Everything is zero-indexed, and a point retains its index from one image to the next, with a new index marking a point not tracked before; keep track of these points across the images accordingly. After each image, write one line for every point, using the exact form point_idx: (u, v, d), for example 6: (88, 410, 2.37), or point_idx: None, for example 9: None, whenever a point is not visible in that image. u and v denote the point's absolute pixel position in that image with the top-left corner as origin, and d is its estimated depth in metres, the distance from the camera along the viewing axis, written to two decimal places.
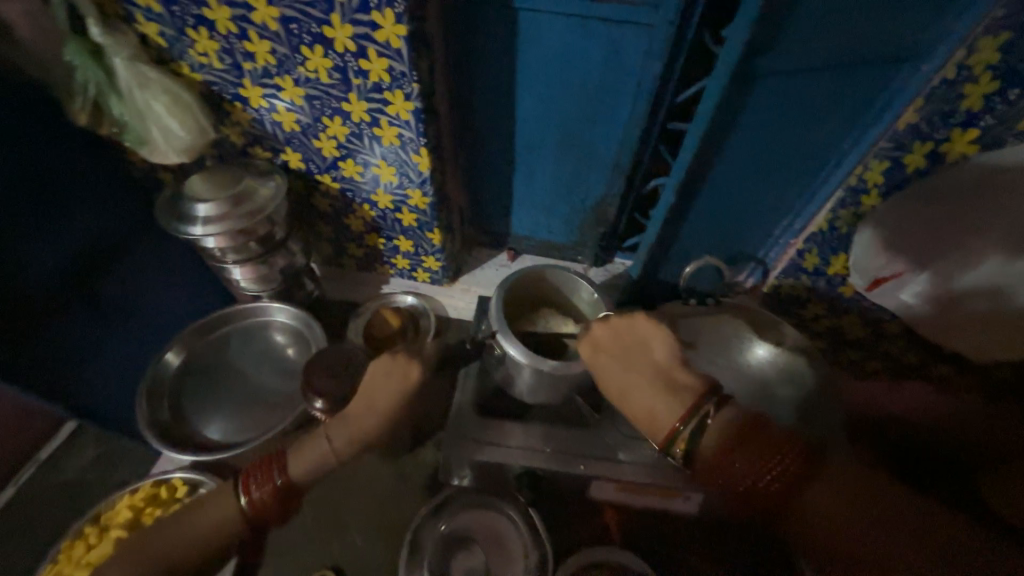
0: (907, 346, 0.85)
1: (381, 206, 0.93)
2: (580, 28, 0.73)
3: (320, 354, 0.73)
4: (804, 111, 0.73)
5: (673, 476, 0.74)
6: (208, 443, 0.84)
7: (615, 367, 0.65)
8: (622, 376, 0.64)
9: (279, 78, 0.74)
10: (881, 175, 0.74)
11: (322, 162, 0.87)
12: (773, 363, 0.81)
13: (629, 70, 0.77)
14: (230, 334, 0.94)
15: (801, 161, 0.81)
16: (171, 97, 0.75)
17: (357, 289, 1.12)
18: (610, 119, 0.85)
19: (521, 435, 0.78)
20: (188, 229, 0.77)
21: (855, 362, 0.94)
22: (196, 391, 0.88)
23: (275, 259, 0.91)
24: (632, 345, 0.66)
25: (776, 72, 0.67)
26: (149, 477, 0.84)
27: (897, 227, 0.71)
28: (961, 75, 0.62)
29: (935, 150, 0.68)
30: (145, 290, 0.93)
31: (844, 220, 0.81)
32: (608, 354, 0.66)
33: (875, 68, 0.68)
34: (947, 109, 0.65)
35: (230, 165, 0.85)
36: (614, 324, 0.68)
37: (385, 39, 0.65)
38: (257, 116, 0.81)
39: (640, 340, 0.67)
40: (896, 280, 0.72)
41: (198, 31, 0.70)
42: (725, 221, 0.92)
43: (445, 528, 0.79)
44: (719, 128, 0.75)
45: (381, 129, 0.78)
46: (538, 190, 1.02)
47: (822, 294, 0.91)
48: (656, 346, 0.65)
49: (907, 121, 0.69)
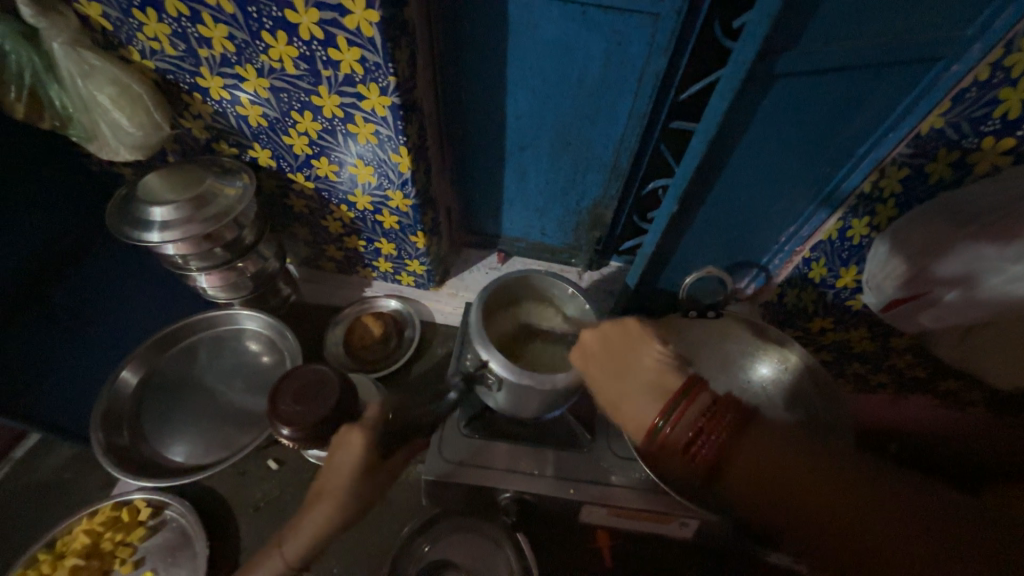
0: (914, 361, 0.76)
1: (360, 207, 0.86)
2: (576, 16, 0.65)
3: (289, 374, 0.67)
4: (822, 115, 0.68)
5: (669, 502, 0.68)
6: (173, 465, 0.79)
7: (603, 376, 0.60)
8: (612, 387, 0.58)
9: (240, 68, 0.67)
10: (899, 183, 0.70)
11: (294, 160, 0.80)
12: (777, 384, 0.75)
13: (630, 64, 0.70)
14: (198, 343, 0.89)
15: (813, 167, 0.75)
16: (119, 88, 0.68)
17: (337, 292, 1.06)
18: (607, 117, 0.78)
19: (509, 457, 0.72)
20: (143, 236, 0.70)
21: (862, 375, 0.86)
22: (159, 407, 0.83)
23: (245, 264, 0.84)
24: (620, 351, 0.60)
25: (794, 72, 0.61)
26: (109, 498, 0.79)
27: (911, 240, 0.66)
28: (996, 78, 0.58)
29: (963, 159, 0.63)
30: (104, 294, 0.86)
31: (857, 230, 0.77)
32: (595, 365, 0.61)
33: (901, 68, 0.62)
34: (978, 115, 0.60)
35: (192, 162, 0.78)
36: (602, 331, 0.62)
37: (355, 25, 0.58)
38: (219, 109, 0.74)
39: (628, 345, 0.60)
40: (915, 301, 0.66)
41: (145, 13, 0.62)
42: (729, 227, 0.86)
43: (428, 550, 0.75)
44: (728, 130, 0.69)
45: (356, 126, 0.71)
46: (531, 191, 0.95)
47: (828, 307, 0.85)
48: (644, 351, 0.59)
49: (932, 126, 0.65)
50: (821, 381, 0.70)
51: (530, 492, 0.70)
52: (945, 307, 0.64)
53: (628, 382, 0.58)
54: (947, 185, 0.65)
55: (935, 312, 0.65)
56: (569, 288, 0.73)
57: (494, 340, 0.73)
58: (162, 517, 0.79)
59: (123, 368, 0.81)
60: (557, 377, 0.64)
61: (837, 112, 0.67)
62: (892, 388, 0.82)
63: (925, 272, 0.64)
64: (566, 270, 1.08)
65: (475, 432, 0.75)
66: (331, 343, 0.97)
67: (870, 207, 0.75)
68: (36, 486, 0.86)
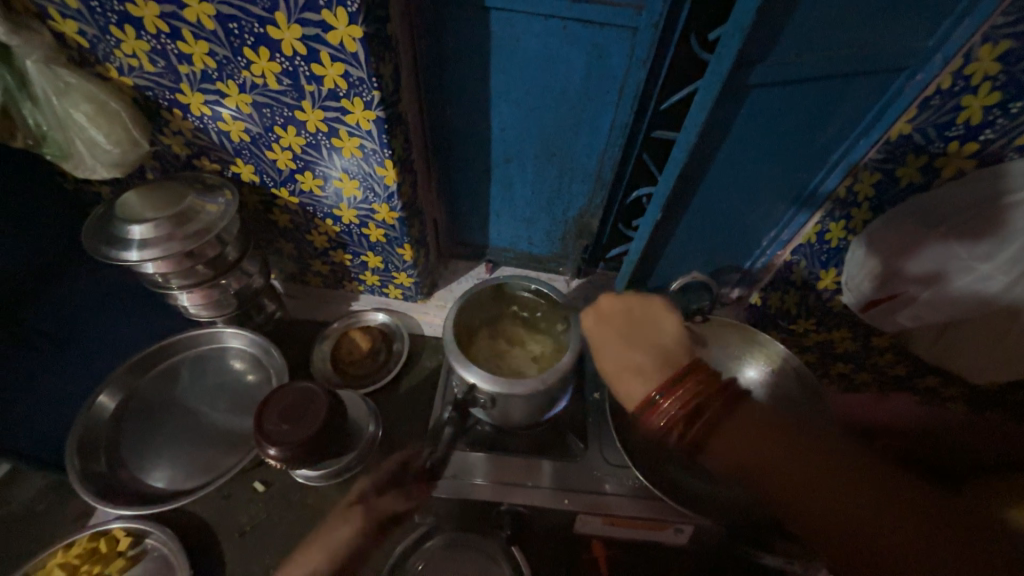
0: (895, 359, 0.77)
1: (345, 220, 0.85)
2: (557, 30, 0.67)
3: (276, 393, 0.66)
4: (795, 126, 0.70)
5: (662, 509, 0.68)
6: (153, 492, 0.76)
7: (614, 341, 0.59)
8: (621, 355, 0.57)
9: (221, 84, 0.66)
10: (871, 187, 0.73)
11: (277, 175, 0.79)
12: (763, 386, 0.76)
13: (610, 77, 0.71)
14: (180, 364, 0.87)
15: (790, 174, 0.78)
16: (95, 106, 0.67)
17: (324, 307, 1.04)
18: (591, 129, 0.80)
19: (500, 468, 0.72)
20: (122, 255, 0.69)
21: (846, 374, 0.86)
22: (138, 433, 0.80)
23: (228, 280, 0.82)
24: (638, 322, 0.60)
25: (770, 83, 0.63)
26: (85, 529, 0.76)
27: (892, 241, 0.67)
28: (958, 85, 0.61)
29: (930, 163, 0.65)
30: (80, 315, 0.83)
31: (834, 233, 0.80)
32: (610, 328, 0.60)
33: (867, 79, 0.65)
34: (942, 121, 0.63)
35: (173, 179, 0.77)
36: (625, 305, 0.61)
37: (339, 41, 0.58)
38: (200, 125, 0.73)
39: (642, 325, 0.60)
40: (893, 301, 0.69)
41: (123, 30, 0.62)
42: (711, 234, 0.88)
43: (422, 567, 0.74)
44: (707, 139, 0.70)
45: (340, 140, 0.71)
46: (517, 202, 0.96)
47: (810, 308, 0.87)
48: (664, 328, 0.59)
49: (900, 132, 0.68)
50: (807, 383, 0.72)
51: (524, 503, 0.69)
52: (922, 305, 0.66)
53: (638, 352, 0.56)
54: (917, 188, 0.67)
55: (914, 310, 0.67)
56: (534, 284, 0.75)
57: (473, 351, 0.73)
58: (143, 546, 0.76)
59: (100, 393, 0.79)
60: (543, 377, 0.64)
61: (810, 121, 0.70)
62: (874, 387, 0.83)
63: (895, 271, 0.67)
64: (553, 279, 1.09)
65: (469, 445, 0.74)
66: (318, 358, 0.95)
67: (846, 210, 0.77)
68: (8, 519, 0.82)
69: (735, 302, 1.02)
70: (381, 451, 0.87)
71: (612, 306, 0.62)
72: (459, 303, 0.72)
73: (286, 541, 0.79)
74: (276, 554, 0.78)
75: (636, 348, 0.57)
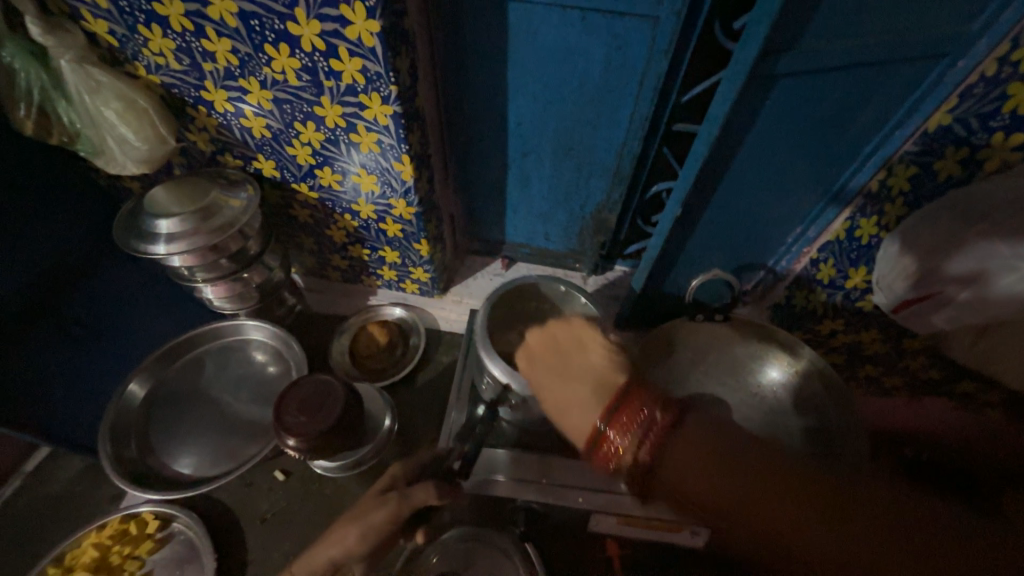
0: (929, 363, 0.73)
1: (363, 215, 0.86)
2: (577, 21, 0.65)
3: (292, 387, 0.67)
4: (826, 118, 0.68)
5: (679, 512, 0.66)
6: (178, 478, 0.78)
7: (548, 380, 0.57)
8: (556, 392, 0.54)
9: (244, 81, 0.67)
10: (907, 181, 0.69)
11: (297, 170, 0.80)
12: (786, 387, 0.74)
13: (632, 70, 0.70)
14: (205, 355, 0.90)
15: (819, 168, 0.75)
16: (124, 103, 0.69)
17: (343, 301, 1.06)
18: (610, 122, 0.78)
19: (514, 464, 0.70)
20: (150, 248, 0.71)
21: (874, 377, 0.83)
22: (165, 421, 0.83)
23: (250, 274, 0.84)
24: (567, 351, 0.58)
25: (799, 73, 0.61)
26: (116, 511, 0.79)
27: (922, 237, 0.65)
28: (1004, 73, 0.57)
29: (972, 155, 0.62)
30: (112, 305, 0.87)
31: (865, 229, 0.76)
32: (539, 366, 0.58)
33: (905, 66, 0.62)
34: (986, 110, 0.60)
35: (198, 174, 0.79)
36: (547, 331, 0.60)
37: (357, 36, 0.58)
38: (223, 121, 0.74)
39: (570, 347, 0.58)
40: (927, 302, 0.65)
41: (151, 29, 0.63)
42: (734, 231, 0.86)
43: (436, 560, 0.75)
44: (731, 131, 0.68)
45: (359, 136, 0.71)
46: (534, 197, 0.95)
47: (838, 308, 0.84)
48: (593, 353, 0.56)
49: (940, 122, 0.65)
50: (832, 385, 0.69)
51: (537, 500, 0.68)
52: (960, 307, 0.62)
53: (572, 387, 0.54)
54: (956, 182, 0.64)
55: (950, 312, 0.63)
56: (563, 285, 0.74)
57: (499, 345, 0.72)
58: (170, 530, 0.79)
59: (130, 382, 0.82)
60: None
61: (841, 112, 0.67)
62: (905, 391, 0.80)
63: (938, 269, 0.63)
64: (570, 275, 1.08)
65: (486, 441, 0.74)
66: (336, 351, 0.96)
67: (878, 205, 0.74)
68: (47, 499, 0.86)
69: (758, 301, 0.99)
70: (398, 443, 0.88)
71: (538, 342, 0.60)
72: (493, 296, 0.72)
73: (305, 529, 0.80)
74: (295, 542, 0.79)
75: (571, 380, 0.54)
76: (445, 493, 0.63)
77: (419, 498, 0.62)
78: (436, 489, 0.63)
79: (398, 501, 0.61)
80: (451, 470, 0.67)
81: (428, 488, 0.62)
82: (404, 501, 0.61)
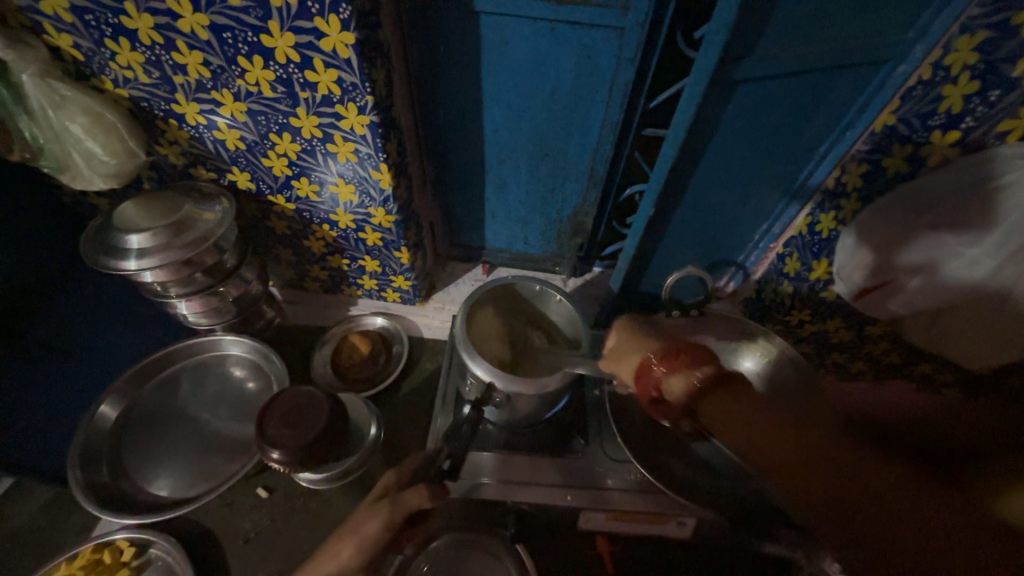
0: (890, 347, 0.78)
1: (342, 225, 0.86)
2: (547, 32, 0.68)
3: (275, 399, 0.66)
4: (783, 120, 0.72)
5: (663, 503, 0.69)
6: (155, 502, 0.76)
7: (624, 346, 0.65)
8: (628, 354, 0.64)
9: (216, 93, 0.67)
10: (860, 178, 0.74)
11: (273, 182, 0.80)
12: (760, 376, 0.77)
13: (601, 78, 0.73)
14: (180, 373, 0.87)
15: (781, 167, 0.79)
16: (91, 117, 0.68)
17: (323, 312, 1.05)
18: (583, 128, 0.81)
19: (502, 467, 0.72)
20: (121, 264, 0.69)
21: (842, 364, 0.87)
22: (139, 443, 0.80)
23: (227, 288, 0.83)
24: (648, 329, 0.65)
25: (756, 78, 0.65)
26: (89, 540, 0.76)
27: (877, 232, 0.69)
28: (938, 76, 0.62)
29: (916, 152, 0.67)
30: (78, 325, 0.84)
31: (825, 224, 0.81)
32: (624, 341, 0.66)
33: (851, 72, 0.67)
34: (925, 110, 0.64)
35: (170, 188, 0.77)
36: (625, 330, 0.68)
37: (331, 47, 0.59)
38: (195, 134, 0.73)
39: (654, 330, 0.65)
40: (883, 289, 0.70)
41: (118, 42, 0.62)
42: (705, 230, 0.89)
43: (426, 568, 0.73)
44: (697, 135, 0.72)
45: (335, 145, 0.72)
46: (512, 202, 0.97)
47: (805, 299, 0.88)
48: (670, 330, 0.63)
49: (885, 123, 0.69)
50: (803, 372, 0.72)
51: (525, 501, 0.70)
52: (911, 293, 0.67)
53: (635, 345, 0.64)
54: (903, 178, 0.69)
55: (904, 297, 0.68)
56: (537, 284, 0.76)
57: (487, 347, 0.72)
58: (147, 556, 0.76)
59: (101, 404, 0.79)
60: (551, 379, 0.65)
61: (797, 115, 0.71)
62: (871, 375, 0.84)
63: (889, 261, 0.68)
64: (550, 278, 1.10)
65: (473, 445, 0.75)
66: (317, 363, 0.95)
67: (836, 201, 0.78)
68: (10, 533, 0.82)
69: (731, 297, 1.03)
70: (383, 453, 0.87)
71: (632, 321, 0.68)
72: (473, 300, 0.73)
73: (291, 547, 0.79)
74: (281, 560, 0.78)
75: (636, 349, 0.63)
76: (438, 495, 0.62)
77: (411, 499, 0.60)
78: (429, 491, 0.61)
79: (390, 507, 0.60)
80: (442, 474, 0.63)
81: (421, 490, 0.61)
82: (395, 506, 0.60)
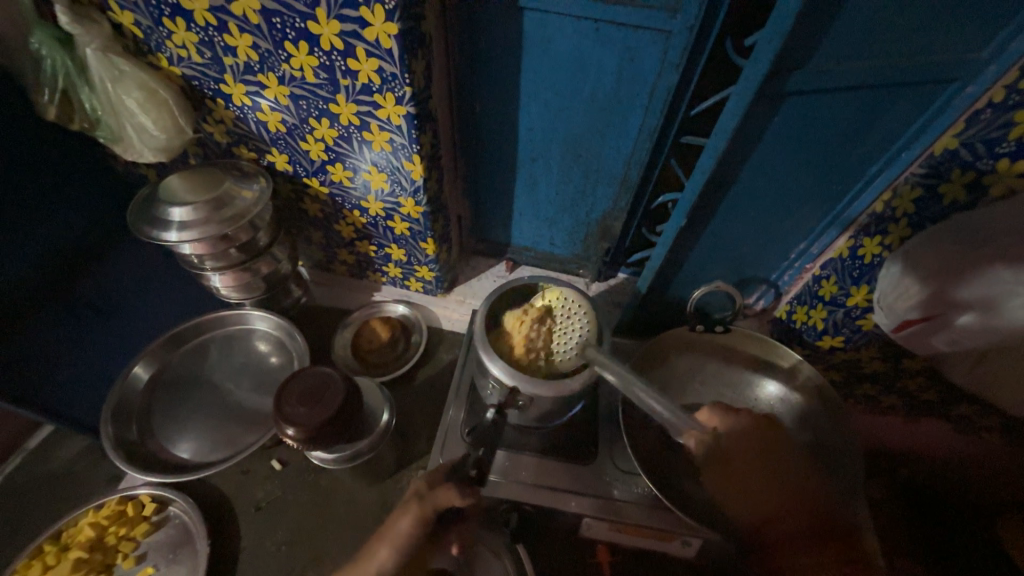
0: (926, 384, 0.74)
1: (372, 212, 0.87)
2: (590, 31, 0.67)
3: (296, 376, 0.68)
4: (831, 137, 0.68)
5: (671, 520, 0.67)
6: (176, 463, 0.79)
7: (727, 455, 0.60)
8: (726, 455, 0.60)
9: (262, 75, 0.69)
10: (912, 203, 0.69)
11: (309, 166, 0.81)
12: (785, 403, 0.74)
13: (642, 80, 0.71)
14: (209, 342, 0.91)
15: (828, 185, 0.75)
16: (145, 92, 0.71)
17: (347, 295, 1.07)
18: (619, 131, 0.79)
19: (507, 465, 0.72)
20: (163, 235, 0.72)
21: (872, 397, 0.83)
22: (166, 405, 0.84)
23: (259, 265, 0.86)
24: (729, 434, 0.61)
25: (806, 90, 0.62)
26: (115, 492, 0.80)
27: (921, 262, 0.65)
28: (1011, 99, 0.58)
29: (978, 180, 0.62)
30: (121, 287, 0.88)
31: (868, 249, 0.76)
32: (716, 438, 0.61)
33: (913, 91, 0.63)
34: (992, 136, 0.60)
35: (212, 165, 0.80)
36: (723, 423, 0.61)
37: (375, 37, 0.60)
38: (240, 114, 0.76)
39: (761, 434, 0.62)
40: (926, 323, 0.65)
41: (175, 21, 0.65)
42: (737, 245, 0.86)
43: None
44: (737, 146, 0.69)
45: (371, 134, 0.73)
46: (541, 201, 0.96)
47: (842, 329, 0.82)
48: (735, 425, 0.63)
49: (946, 146, 0.64)
50: (829, 402, 0.70)
51: (529, 502, 0.69)
52: (959, 330, 0.62)
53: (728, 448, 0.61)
54: (960, 207, 0.64)
55: (949, 334, 0.63)
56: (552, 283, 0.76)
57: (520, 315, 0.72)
58: (166, 513, 0.80)
59: (134, 366, 0.83)
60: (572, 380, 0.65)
61: (847, 131, 0.68)
62: (901, 411, 0.80)
63: (943, 293, 0.62)
64: (573, 280, 1.09)
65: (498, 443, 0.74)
66: (338, 345, 0.98)
67: (882, 226, 0.73)
68: (48, 476, 0.87)
69: (759, 315, 1.00)
70: (394, 439, 0.89)
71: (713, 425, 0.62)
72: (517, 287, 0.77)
73: (298, 519, 0.81)
74: (287, 532, 0.80)
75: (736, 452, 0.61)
76: (469, 494, 0.60)
77: (442, 498, 0.59)
78: (459, 489, 0.60)
79: (420, 503, 0.58)
80: (469, 478, 0.62)
81: (451, 489, 0.59)
82: (426, 503, 0.58)
